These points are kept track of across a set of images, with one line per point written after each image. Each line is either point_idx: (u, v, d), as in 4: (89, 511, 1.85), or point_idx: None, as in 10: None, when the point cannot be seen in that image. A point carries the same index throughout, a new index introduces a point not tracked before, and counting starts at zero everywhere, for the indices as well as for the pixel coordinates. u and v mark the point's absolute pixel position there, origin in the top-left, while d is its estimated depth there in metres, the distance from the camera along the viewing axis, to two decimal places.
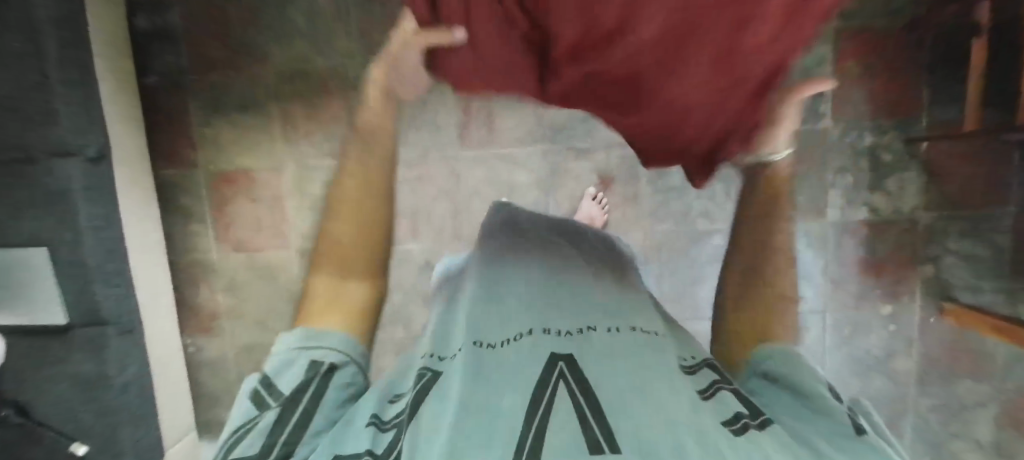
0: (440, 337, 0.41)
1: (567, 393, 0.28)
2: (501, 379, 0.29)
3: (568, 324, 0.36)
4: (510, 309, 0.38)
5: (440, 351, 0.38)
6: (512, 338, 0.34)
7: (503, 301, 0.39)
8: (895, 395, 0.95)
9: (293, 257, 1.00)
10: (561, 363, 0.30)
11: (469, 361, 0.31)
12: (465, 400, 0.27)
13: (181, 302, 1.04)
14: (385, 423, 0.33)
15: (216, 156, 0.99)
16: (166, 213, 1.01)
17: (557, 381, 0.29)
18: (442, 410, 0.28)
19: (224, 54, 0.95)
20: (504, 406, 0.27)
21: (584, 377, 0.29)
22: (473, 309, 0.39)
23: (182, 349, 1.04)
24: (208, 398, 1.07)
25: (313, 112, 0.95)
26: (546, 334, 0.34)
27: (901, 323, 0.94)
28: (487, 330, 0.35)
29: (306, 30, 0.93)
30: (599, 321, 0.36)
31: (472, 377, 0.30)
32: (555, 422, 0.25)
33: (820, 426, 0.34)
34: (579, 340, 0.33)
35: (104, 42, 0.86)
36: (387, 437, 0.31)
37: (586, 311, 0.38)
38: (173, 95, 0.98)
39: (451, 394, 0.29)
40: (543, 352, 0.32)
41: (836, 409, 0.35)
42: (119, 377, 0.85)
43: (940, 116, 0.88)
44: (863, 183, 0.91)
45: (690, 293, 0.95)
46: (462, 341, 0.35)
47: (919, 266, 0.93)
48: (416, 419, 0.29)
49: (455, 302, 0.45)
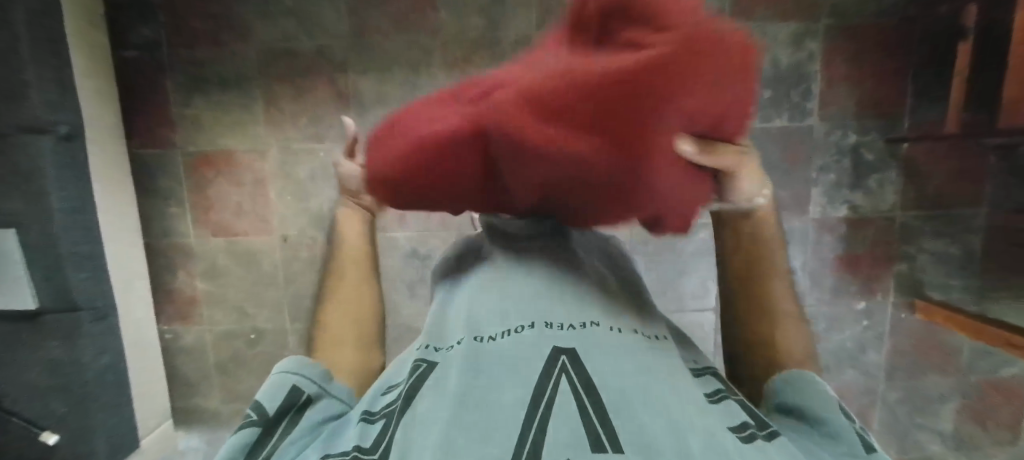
0: (437, 323, 0.38)
1: (570, 390, 0.27)
2: (500, 371, 0.29)
3: (572, 317, 0.33)
4: (511, 300, 0.35)
5: (435, 340, 0.36)
6: (512, 330, 0.32)
7: (509, 298, 0.35)
8: (864, 387, 0.99)
9: (275, 242, 0.98)
10: (564, 357, 0.29)
11: (467, 358, 0.30)
12: (463, 395, 0.27)
13: (157, 287, 1.01)
14: (373, 415, 0.32)
15: (195, 137, 0.95)
16: (141, 194, 0.98)
17: (558, 377, 0.28)
18: (438, 403, 0.28)
19: (204, 28, 0.91)
20: (503, 403, 0.26)
21: (586, 373, 0.28)
22: (471, 299, 0.37)
23: (157, 335, 1.02)
24: (185, 386, 1.05)
25: (299, 93, 0.93)
26: (548, 329, 0.32)
27: (875, 318, 0.98)
28: (485, 321, 0.33)
29: (293, 8, 0.90)
30: (602, 317, 0.34)
31: (468, 373, 0.29)
32: (556, 417, 0.26)
33: (831, 454, 0.30)
34: (583, 335, 0.32)
35: (75, 11, 0.82)
36: (374, 429, 0.30)
37: (590, 303, 0.35)
38: (149, 70, 0.93)
39: (448, 386, 0.29)
40: (544, 345, 0.30)
41: (844, 430, 0.31)
42: (93, 363, 0.83)
43: (921, 117, 0.90)
44: (845, 182, 0.93)
45: (676, 285, 0.97)
46: (460, 335, 0.33)
47: (894, 263, 0.96)
48: (410, 414, 0.28)
49: (451, 291, 0.41)
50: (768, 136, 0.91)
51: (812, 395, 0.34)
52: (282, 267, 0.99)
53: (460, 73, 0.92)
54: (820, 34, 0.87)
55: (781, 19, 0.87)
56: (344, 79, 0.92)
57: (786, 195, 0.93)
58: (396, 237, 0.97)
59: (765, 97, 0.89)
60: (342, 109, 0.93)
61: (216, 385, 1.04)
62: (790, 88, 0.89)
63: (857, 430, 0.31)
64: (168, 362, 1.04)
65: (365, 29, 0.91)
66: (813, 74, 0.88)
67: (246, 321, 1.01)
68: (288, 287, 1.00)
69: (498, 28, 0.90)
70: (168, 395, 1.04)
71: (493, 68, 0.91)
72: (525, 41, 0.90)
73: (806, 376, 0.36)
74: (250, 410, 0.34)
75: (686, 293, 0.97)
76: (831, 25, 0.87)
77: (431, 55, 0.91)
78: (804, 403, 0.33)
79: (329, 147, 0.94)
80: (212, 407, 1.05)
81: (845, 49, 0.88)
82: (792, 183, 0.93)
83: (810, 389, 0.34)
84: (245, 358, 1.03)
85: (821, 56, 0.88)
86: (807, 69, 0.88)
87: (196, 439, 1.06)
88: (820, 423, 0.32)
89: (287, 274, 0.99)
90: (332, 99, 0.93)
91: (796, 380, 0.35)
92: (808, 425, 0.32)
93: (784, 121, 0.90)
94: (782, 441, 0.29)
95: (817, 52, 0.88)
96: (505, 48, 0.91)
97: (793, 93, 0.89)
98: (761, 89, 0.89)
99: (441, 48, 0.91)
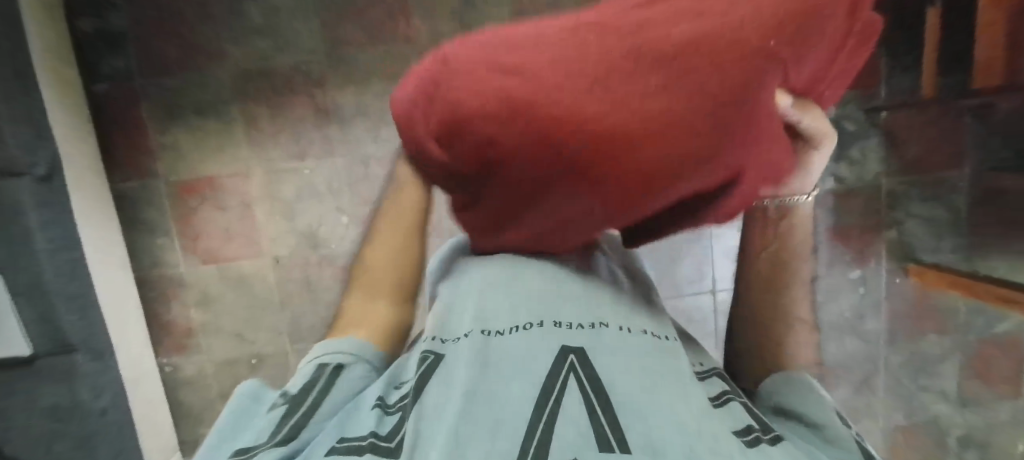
0: (442, 313, 0.37)
1: (578, 389, 0.28)
2: (509, 370, 0.29)
3: (581, 315, 0.33)
4: (522, 296, 0.34)
5: (442, 331, 0.35)
6: (521, 327, 0.31)
7: (512, 283, 0.35)
8: (866, 355, 1.00)
9: (268, 265, 0.98)
10: (572, 357, 0.29)
11: (477, 351, 0.30)
12: (472, 389, 0.28)
13: (151, 320, 1.00)
14: (389, 406, 0.32)
15: (176, 165, 0.94)
16: (127, 228, 0.97)
17: (567, 374, 0.28)
18: (445, 398, 0.28)
19: (178, 55, 0.90)
20: (513, 398, 0.27)
21: (596, 374, 0.29)
22: (480, 290, 0.35)
23: (157, 368, 1.01)
24: (188, 416, 1.03)
25: (278, 112, 0.92)
26: (558, 329, 0.31)
27: (870, 284, 0.99)
28: (495, 316, 0.33)
29: (265, 27, 0.89)
30: (611, 315, 0.34)
31: (479, 367, 0.29)
32: (565, 414, 0.26)
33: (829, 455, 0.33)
34: (591, 335, 0.32)
35: (44, 49, 0.81)
36: (391, 420, 0.30)
37: (600, 301, 0.35)
38: (126, 102, 0.92)
39: (456, 378, 0.28)
40: (553, 342, 0.30)
41: (839, 434, 0.35)
42: (93, 404, 0.81)
43: (898, 85, 0.91)
44: (830, 154, 0.94)
45: (673, 271, 0.97)
46: (468, 328, 0.32)
47: (885, 230, 0.97)
48: (419, 406, 0.28)
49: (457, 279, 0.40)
50: None
51: (808, 403, 0.38)
52: (277, 288, 0.98)
53: None
54: None
55: None
56: (323, 95, 0.92)
57: None
58: None
59: None
60: (322, 124, 0.93)
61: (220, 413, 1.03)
62: None
63: (854, 437, 0.35)
64: (169, 394, 1.02)
65: (339, 42, 0.90)
66: None
67: (246, 346, 1.01)
68: (285, 308, 0.99)
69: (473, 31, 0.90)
70: (173, 428, 1.03)
71: None
72: None
73: (803, 385, 0.39)
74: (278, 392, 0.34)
75: (683, 278, 0.98)
76: None
77: (408, 63, 0.91)
78: (802, 412, 0.37)
79: (314, 164, 0.94)
80: None
81: None
82: None
83: (811, 399, 0.38)
84: None
85: None
86: None
87: None
88: (819, 428, 0.36)
89: (283, 295, 0.98)
90: (312, 115, 0.92)
91: (797, 391, 0.39)
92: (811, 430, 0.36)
93: None
94: (786, 444, 0.30)
95: None
96: None
97: None
98: None
99: (417, 56, 0.91)
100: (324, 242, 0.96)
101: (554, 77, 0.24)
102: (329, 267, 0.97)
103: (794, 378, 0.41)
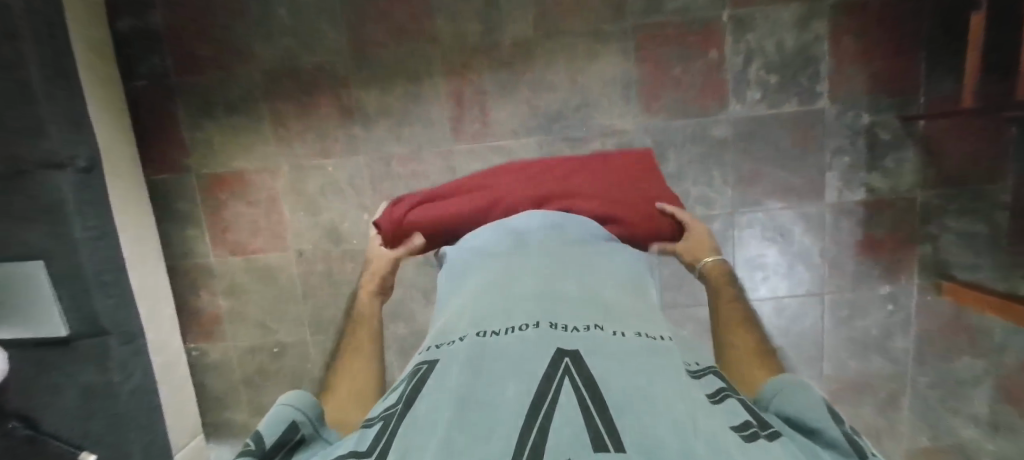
0: (440, 328, 0.38)
1: (572, 389, 0.25)
2: (501, 370, 0.27)
3: (575, 320, 0.33)
4: (515, 303, 0.36)
5: (439, 341, 0.35)
6: (516, 328, 0.32)
7: (508, 286, 0.39)
8: (893, 373, 0.97)
9: (291, 258, 1.00)
10: (567, 359, 0.28)
11: (471, 354, 0.30)
12: (464, 394, 0.25)
13: (182, 307, 1.05)
14: (371, 421, 0.29)
15: (206, 159, 0.98)
16: (161, 219, 1.01)
17: (562, 376, 0.26)
18: (438, 405, 0.25)
19: (208, 52, 0.93)
20: (505, 401, 0.24)
21: (589, 373, 0.26)
22: (479, 300, 0.38)
23: (185, 353, 1.05)
24: (214, 400, 1.08)
25: (303, 109, 0.94)
26: (551, 329, 0.32)
27: (900, 302, 0.95)
28: (490, 321, 0.34)
29: (293, 26, 0.91)
30: (605, 321, 0.34)
31: (472, 371, 0.27)
32: (559, 414, 0.23)
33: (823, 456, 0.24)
34: (586, 337, 0.31)
35: (84, 46, 0.85)
36: (372, 433, 0.27)
37: (594, 307, 0.35)
38: (159, 98, 0.96)
39: (448, 384, 0.27)
40: (547, 346, 0.29)
41: (836, 435, 0.26)
42: (125, 384, 0.85)
43: (937, 92, 0.88)
44: (861, 164, 0.91)
45: (691, 280, 0.95)
46: (465, 332, 0.33)
47: (919, 245, 0.93)
48: (411, 413, 0.26)
49: (459, 289, 0.43)
50: (778, 122, 0.90)
51: (800, 404, 0.29)
52: (299, 281, 1.01)
53: (460, 79, 0.92)
54: (827, 14, 0.86)
55: (783, 3, 0.86)
56: (347, 94, 0.93)
57: (800, 181, 0.92)
58: None
59: (772, 83, 0.89)
60: (346, 122, 0.94)
61: (243, 399, 1.07)
62: (797, 72, 0.88)
63: (849, 437, 0.26)
64: (197, 379, 1.07)
65: (364, 41, 0.91)
66: (820, 56, 0.88)
67: (268, 336, 1.04)
68: (306, 301, 1.02)
69: (496, 32, 0.90)
70: (198, 411, 1.07)
71: (493, 72, 0.92)
72: (524, 43, 0.90)
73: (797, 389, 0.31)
74: (248, 437, 0.29)
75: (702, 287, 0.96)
76: (836, 4, 0.86)
77: (431, 64, 0.92)
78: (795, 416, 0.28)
79: (337, 161, 0.96)
80: (241, 422, 1.08)
81: (853, 28, 0.87)
82: (805, 169, 0.91)
83: (803, 401, 0.29)
84: (270, 372, 1.05)
85: (827, 36, 0.87)
86: (813, 52, 0.88)
87: (227, 453, 1.09)
88: (813, 434, 0.27)
89: (305, 288, 1.01)
90: (336, 114, 0.94)
91: (790, 396, 0.31)
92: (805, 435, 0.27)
93: (793, 106, 0.89)
94: (787, 443, 0.24)
95: (823, 33, 0.87)
96: (503, 52, 0.91)
97: (801, 77, 0.88)
98: (767, 75, 0.89)
99: (440, 56, 0.91)
100: (346, 238, 0.98)
101: (498, 197, 0.60)
102: (350, 262, 0.99)
103: (793, 382, 0.32)
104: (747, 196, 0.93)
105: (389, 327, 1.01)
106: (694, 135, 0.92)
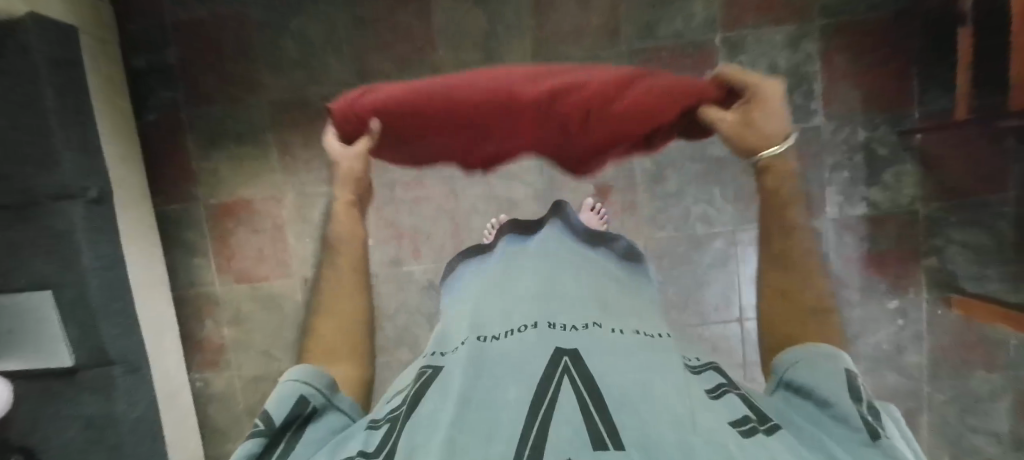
0: (443, 335, 0.38)
1: (572, 388, 0.25)
2: (502, 373, 0.27)
3: (574, 318, 0.33)
4: (513, 307, 0.35)
5: (441, 349, 0.36)
6: (515, 330, 0.32)
7: (506, 293, 0.38)
8: (909, 390, 0.94)
9: (295, 284, 1.01)
10: (566, 358, 0.28)
11: (471, 357, 0.30)
12: (465, 395, 0.25)
13: (187, 337, 1.05)
14: (379, 420, 0.30)
15: (214, 188, 1.00)
16: (169, 249, 1.02)
17: (561, 375, 0.26)
18: (440, 407, 0.25)
19: (218, 83, 0.96)
20: (507, 402, 0.24)
21: (588, 371, 0.26)
22: (478, 306, 0.38)
23: (189, 383, 1.04)
24: (217, 431, 1.06)
25: (309, 138, 0.97)
26: (550, 328, 0.32)
27: (909, 316, 0.94)
28: (490, 326, 0.34)
29: (300, 58, 0.95)
30: (604, 318, 0.34)
31: (472, 373, 0.27)
32: (559, 414, 0.22)
33: (834, 441, 0.26)
34: (586, 336, 0.31)
35: (101, 80, 0.88)
36: (378, 434, 0.27)
37: (590, 306, 0.35)
38: (168, 128, 0.99)
39: (451, 388, 0.27)
40: (548, 346, 0.29)
41: (849, 414, 0.27)
42: (128, 414, 0.84)
43: (931, 107, 0.89)
44: (861, 178, 0.91)
45: (696, 298, 0.95)
46: (465, 336, 0.34)
47: (923, 258, 0.92)
48: (413, 418, 0.26)
49: (459, 302, 0.43)
50: None
51: (818, 378, 0.30)
52: (304, 308, 1.01)
53: None
54: (817, 34, 0.89)
55: (774, 25, 0.89)
56: None
57: None
58: (412, 270, 0.98)
59: None
60: None
61: (246, 429, 1.05)
62: (791, 90, 0.90)
63: (865, 414, 0.27)
64: (200, 409, 1.06)
65: (368, 72, 0.94)
66: (813, 74, 0.90)
67: (272, 364, 1.03)
68: None
69: (496, 60, 0.93)
70: (201, 443, 1.05)
71: None
72: None
73: (815, 362, 0.32)
74: (257, 418, 0.31)
75: (707, 305, 0.95)
76: (826, 25, 0.88)
77: None
78: (816, 389, 0.30)
79: None
80: None
81: (842, 48, 0.89)
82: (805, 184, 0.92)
83: (824, 376, 0.30)
84: None
85: (819, 56, 0.89)
86: (806, 70, 0.90)
87: None
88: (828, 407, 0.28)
89: None
90: None
91: (809, 369, 0.32)
92: (821, 412, 0.28)
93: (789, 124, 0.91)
94: (786, 435, 0.24)
95: (815, 53, 0.89)
96: None
97: (796, 95, 0.90)
98: None
99: None
100: None
101: (492, 107, 0.45)
102: None
103: (814, 352, 0.33)
104: (749, 214, 0.93)
105: (394, 353, 1.01)
106: (694, 154, 0.93)
